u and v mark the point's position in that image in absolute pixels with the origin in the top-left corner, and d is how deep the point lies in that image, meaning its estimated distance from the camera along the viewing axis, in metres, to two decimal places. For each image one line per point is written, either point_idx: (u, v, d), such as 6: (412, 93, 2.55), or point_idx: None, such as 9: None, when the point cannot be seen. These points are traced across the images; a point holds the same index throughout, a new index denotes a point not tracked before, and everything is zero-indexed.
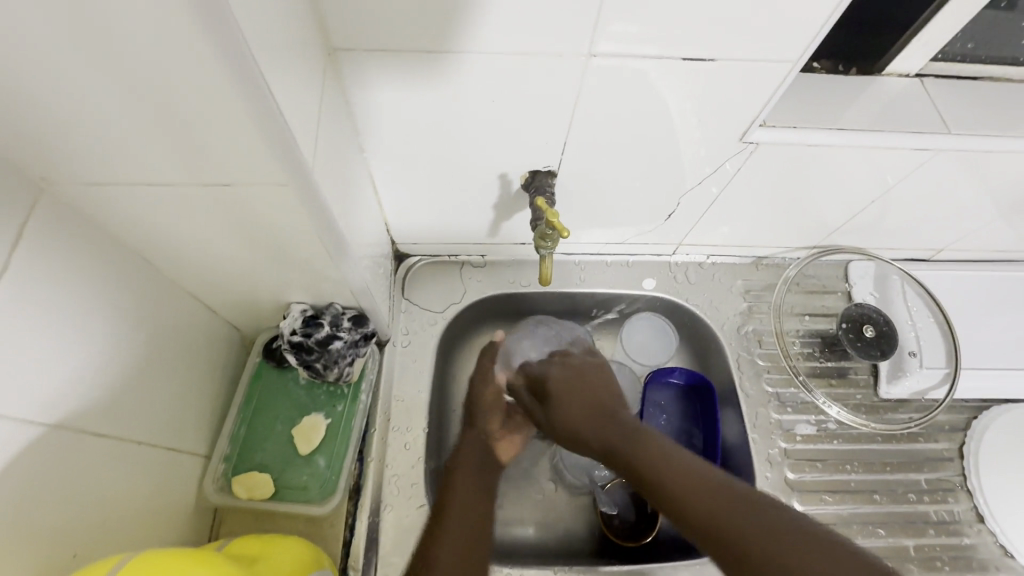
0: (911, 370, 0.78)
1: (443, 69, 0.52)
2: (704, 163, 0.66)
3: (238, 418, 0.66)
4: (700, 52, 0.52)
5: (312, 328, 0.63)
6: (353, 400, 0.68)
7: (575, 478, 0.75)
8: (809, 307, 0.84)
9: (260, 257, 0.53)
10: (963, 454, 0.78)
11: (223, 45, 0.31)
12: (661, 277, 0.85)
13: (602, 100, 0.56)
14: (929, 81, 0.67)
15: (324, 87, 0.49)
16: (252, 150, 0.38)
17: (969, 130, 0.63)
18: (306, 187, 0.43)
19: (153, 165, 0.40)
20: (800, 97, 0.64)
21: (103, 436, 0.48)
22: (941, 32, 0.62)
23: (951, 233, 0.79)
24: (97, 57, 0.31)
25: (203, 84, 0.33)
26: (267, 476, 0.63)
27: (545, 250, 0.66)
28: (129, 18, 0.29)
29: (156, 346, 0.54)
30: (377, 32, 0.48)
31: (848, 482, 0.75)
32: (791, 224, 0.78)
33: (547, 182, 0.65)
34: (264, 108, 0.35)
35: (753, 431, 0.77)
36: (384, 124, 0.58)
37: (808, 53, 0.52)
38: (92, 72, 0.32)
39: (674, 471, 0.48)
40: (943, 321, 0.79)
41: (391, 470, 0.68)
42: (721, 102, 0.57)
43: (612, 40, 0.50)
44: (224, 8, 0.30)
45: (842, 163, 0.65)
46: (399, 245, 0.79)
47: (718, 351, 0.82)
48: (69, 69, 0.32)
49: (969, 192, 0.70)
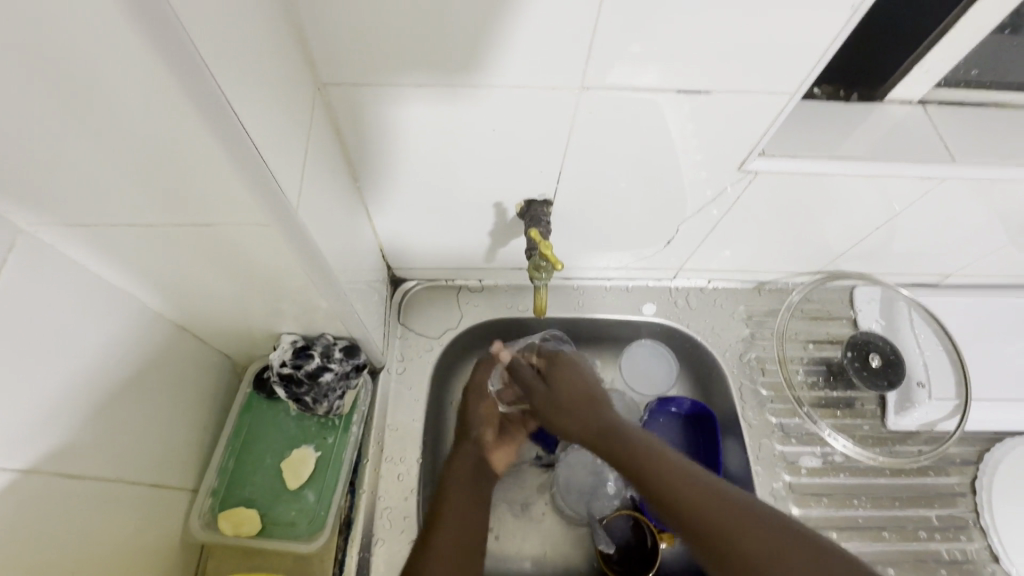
0: (920, 402, 0.76)
1: (435, 100, 0.51)
2: (704, 188, 0.64)
3: (226, 451, 0.65)
4: (695, 84, 0.51)
5: (303, 359, 0.62)
6: (344, 432, 0.67)
7: (573, 510, 0.73)
8: (813, 334, 0.82)
9: (248, 289, 0.52)
10: (976, 489, 0.75)
11: (195, 89, 0.31)
12: (662, 303, 0.83)
13: (596, 129, 0.56)
14: (932, 108, 0.66)
15: (314, 121, 0.48)
16: (232, 189, 0.38)
17: (974, 159, 0.61)
18: (288, 222, 0.42)
19: (135, 204, 0.40)
20: (798, 124, 0.63)
21: (81, 477, 0.47)
22: (943, 60, 0.61)
23: (959, 259, 0.77)
24: (73, 103, 0.31)
25: (178, 126, 0.33)
26: (254, 511, 0.62)
27: (540, 280, 0.66)
28: (104, 65, 0.29)
29: (140, 380, 0.53)
30: (366, 66, 0.48)
31: (855, 518, 0.72)
32: (793, 250, 0.76)
33: (542, 211, 0.64)
34: (239, 150, 0.35)
35: (757, 463, 0.74)
36: (376, 154, 0.58)
37: (805, 85, 0.51)
38: (68, 117, 0.32)
39: (674, 475, 0.51)
40: (953, 352, 0.77)
41: (383, 502, 0.66)
42: (718, 130, 0.56)
43: (603, 71, 0.49)
44: (194, 54, 0.30)
45: (844, 191, 0.63)
46: (395, 270, 0.78)
47: (721, 379, 0.80)
48: (45, 114, 0.32)
49: (976, 218, 0.68)
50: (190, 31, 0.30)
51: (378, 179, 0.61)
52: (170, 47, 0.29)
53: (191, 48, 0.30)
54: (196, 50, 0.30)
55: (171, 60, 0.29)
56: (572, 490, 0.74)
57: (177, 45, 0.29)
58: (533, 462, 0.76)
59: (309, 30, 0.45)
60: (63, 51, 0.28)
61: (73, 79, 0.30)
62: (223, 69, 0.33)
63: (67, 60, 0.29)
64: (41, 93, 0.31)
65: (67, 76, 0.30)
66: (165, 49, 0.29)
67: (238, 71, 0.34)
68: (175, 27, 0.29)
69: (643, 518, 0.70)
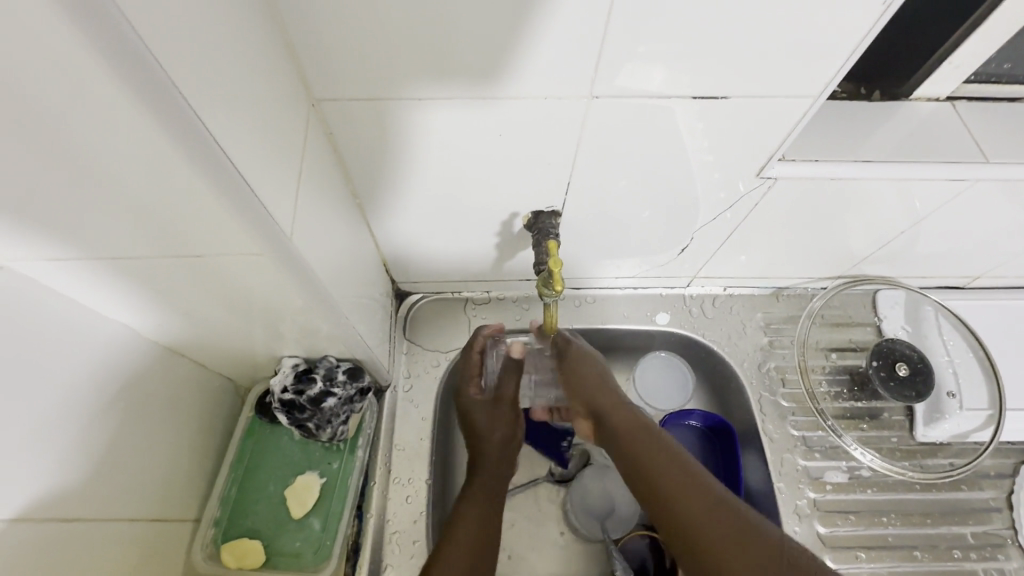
0: (950, 413, 0.73)
1: (436, 111, 0.49)
2: (720, 192, 0.61)
3: (228, 479, 0.63)
4: (712, 90, 0.48)
5: (305, 384, 0.61)
6: (350, 456, 0.65)
7: (588, 530, 0.70)
8: (834, 342, 0.79)
9: (244, 316, 0.51)
10: (1013, 504, 0.72)
11: (171, 123, 0.29)
12: (676, 311, 0.80)
13: (607, 135, 0.53)
14: (961, 105, 0.62)
15: (308, 142, 0.47)
16: (217, 217, 0.36)
17: (1009, 159, 0.58)
18: (282, 252, 0.41)
19: (121, 242, 0.38)
20: (818, 125, 0.60)
21: (73, 520, 0.46)
22: (972, 55, 0.57)
23: (991, 261, 0.73)
24: (40, 151, 0.30)
25: (158, 161, 0.31)
26: (258, 542, 0.60)
27: (549, 297, 0.63)
28: (74, 113, 0.28)
29: (134, 413, 0.52)
30: (361, 83, 0.46)
31: (885, 537, 0.69)
32: (813, 255, 0.73)
33: (550, 224, 0.62)
34: (221, 181, 0.33)
35: (779, 479, 0.71)
36: (377, 172, 0.56)
37: (831, 86, 0.48)
38: (44, 168, 0.31)
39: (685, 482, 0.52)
40: (984, 359, 0.73)
41: (392, 527, 0.64)
42: (736, 132, 0.53)
43: (612, 76, 0.46)
44: (169, 86, 0.28)
45: (871, 195, 0.60)
46: (400, 284, 0.76)
47: (738, 390, 0.77)
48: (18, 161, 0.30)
49: (1011, 220, 0.64)
50: (172, 78, 0.28)
51: (378, 195, 0.59)
52: (143, 85, 0.27)
53: (165, 81, 0.28)
54: (171, 83, 0.28)
55: (145, 100, 0.28)
56: (587, 509, 0.71)
57: (145, 78, 0.27)
58: (546, 479, 0.73)
59: (300, 48, 0.43)
60: (25, 99, 0.27)
61: (43, 131, 0.29)
62: (200, 94, 0.31)
63: (37, 109, 0.27)
64: (14, 143, 0.29)
65: (37, 128, 0.28)
66: (136, 88, 0.27)
67: (217, 92, 0.32)
68: (145, 68, 0.27)
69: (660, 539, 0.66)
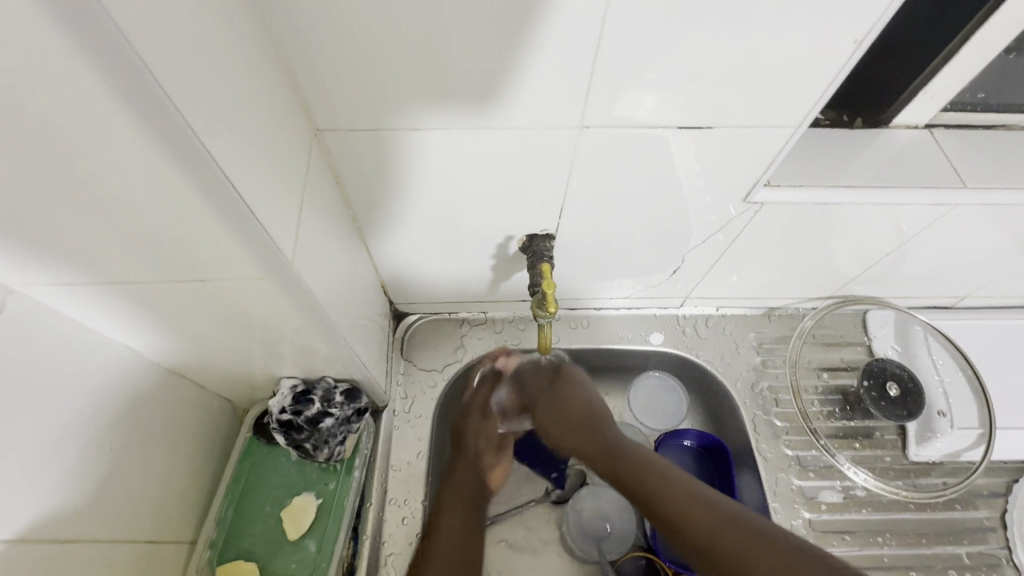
0: (941, 432, 0.74)
1: (435, 141, 0.51)
2: (711, 214, 0.62)
3: (225, 501, 0.64)
4: (697, 120, 0.50)
5: (304, 405, 0.63)
6: (346, 477, 0.66)
7: (583, 551, 0.70)
8: (826, 361, 0.80)
9: (245, 338, 0.52)
10: (1007, 524, 0.72)
11: (181, 156, 0.31)
12: (669, 332, 0.82)
13: (597, 162, 0.55)
14: (939, 132, 0.65)
15: (310, 168, 0.48)
16: (221, 244, 0.38)
17: (987, 183, 0.60)
18: (283, 276, 0.42)
19: (128, 266, 0.39)
20: (801, 152, 0.62)
21: (72, 542, 0.46)
22: (947, 86, 0.60)
23: (975, 283, 0.75)
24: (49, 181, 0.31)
25: (167, 192, 0.33)
26: (253, 565, 0.60)
27: (544, 318, 0.64)
28: (87, 147, 0.29)
29: (133, 434, 0.52)
30: (361, 113, 0.48)
31: (881, 557, 0.69)
32: (802, 276, 0.75)
33: (545, 246, 0.64)
34: (226, 208, 0.35)
35: (774, 499, 0.72)
36: (376, 198, 0.58)
37: (811, 115, 0.50)
38: (56, 198, 0.32)
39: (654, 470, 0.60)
40: (974, 378, 0.74)
41: (387, 549, 0.65)
42: (721, 157, 0.55)
43: (603, 106, 0.48)
44: (179, 118, 0.30)
45: (856, 219, 0.62)
46: (398, 305, 0.77)
47: (731, 410, 0.78)
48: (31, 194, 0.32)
49: (992, 243, 0.66)
50: (185, 116, 0.31)
51: (377, 218, 0.61)
52: (158, 121, 0.29)
53: (179, 118, 0.30)
54: (185, 121, 0.31)
55: (159, 135, 0.30)
56: (582, 530, 0.71)
57: (161, 114, 0.29)
58: (542, 500, 0.74)
59: (304, 83, 0.45)
60: (43, 137, 0.28)
61: (57, 165, 0.30)
62: (206, 125, 0.33)
63: (52, 143, 0.29)
64: (30, 177, 0.30)
65: (51, 162, 0.30)
66: (152, 124, 0.29)
67: (219, 122, 0.34)
68: (161, 106, 0.29)
69: (657, 560, 0.67)
